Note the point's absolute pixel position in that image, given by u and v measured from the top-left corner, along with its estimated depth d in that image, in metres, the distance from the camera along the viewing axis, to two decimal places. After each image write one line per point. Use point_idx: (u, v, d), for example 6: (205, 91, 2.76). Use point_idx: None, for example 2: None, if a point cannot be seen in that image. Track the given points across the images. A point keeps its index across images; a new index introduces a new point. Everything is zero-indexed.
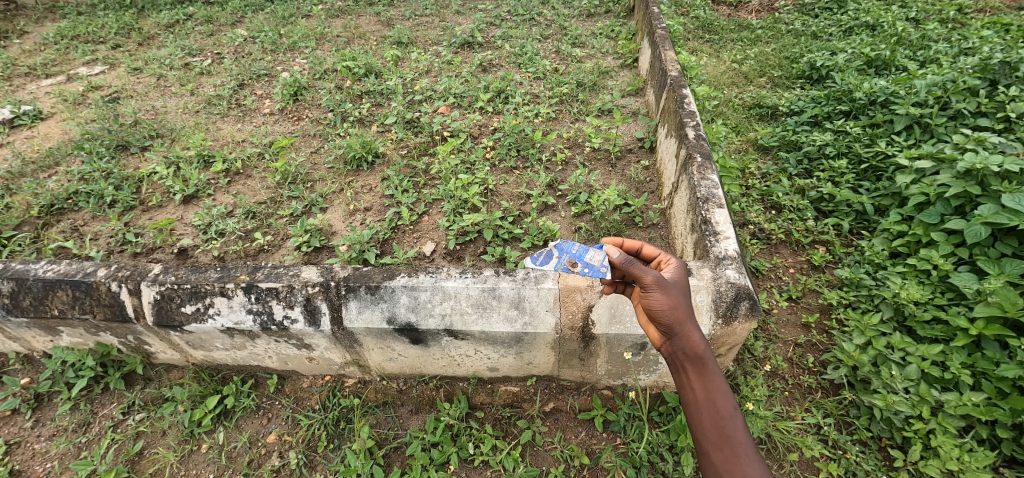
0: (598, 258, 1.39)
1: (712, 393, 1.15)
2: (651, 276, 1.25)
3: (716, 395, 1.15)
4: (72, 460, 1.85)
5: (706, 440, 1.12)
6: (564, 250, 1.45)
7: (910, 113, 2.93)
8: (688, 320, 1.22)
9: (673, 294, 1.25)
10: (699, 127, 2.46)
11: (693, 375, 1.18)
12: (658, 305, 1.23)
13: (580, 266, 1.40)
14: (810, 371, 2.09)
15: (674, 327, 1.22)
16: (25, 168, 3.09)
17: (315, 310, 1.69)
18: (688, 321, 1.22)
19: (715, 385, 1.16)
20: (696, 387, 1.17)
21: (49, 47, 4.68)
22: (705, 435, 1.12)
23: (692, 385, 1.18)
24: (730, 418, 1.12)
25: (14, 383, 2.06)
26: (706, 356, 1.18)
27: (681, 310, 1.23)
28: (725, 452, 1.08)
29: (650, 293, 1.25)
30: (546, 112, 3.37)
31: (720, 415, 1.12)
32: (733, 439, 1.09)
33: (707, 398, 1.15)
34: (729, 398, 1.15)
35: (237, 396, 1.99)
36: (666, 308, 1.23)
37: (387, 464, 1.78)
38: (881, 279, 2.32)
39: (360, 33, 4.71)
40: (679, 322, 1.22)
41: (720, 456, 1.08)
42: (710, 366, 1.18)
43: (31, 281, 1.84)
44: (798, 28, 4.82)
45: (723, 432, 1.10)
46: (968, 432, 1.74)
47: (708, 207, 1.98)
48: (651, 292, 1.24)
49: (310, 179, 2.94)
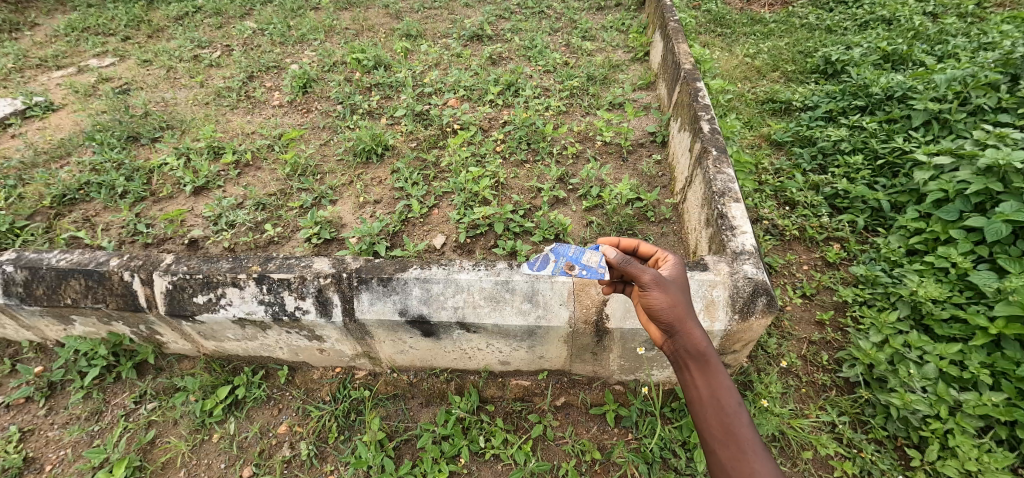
0: (596, 259, 1.34)
1: (715, 389, 1.11)
2: (648, 275, 1.21)
3: (721, 392, 1.10)
4: (85, 448, 1.86)
5: (711, 438, 1.08)
6: (561, 254, 1.45)
7: (929, 108, 2.87)
8: (688, 317, 1.18)
9: (672, 291, 1.22)
10: (713, 121, 2.43)
11: (696, 373, 1.14)
12: (657, 303, 1.20)
13: (577, 268, 1.37)
14: (824, 369, 2.07)
15: (674, 325, 1.18)
16: (37, 158, 3.10)
17: (327, 301, 1.68)
18: (689, 318, 1.18)
19: (719, 381, 1.12)
20: (699, 384, 1.13)
21: (60, 39, 4.70)
22: (710, 433, 1.08)
23: (696, 383, 1.14)
24: (735, 414, 1.08)
25: (29, 371, 2.08)
26: (708, 352, 1.14)
27: (680, 308, 1.20)
28: (731, 449, 1.04)
29: (648, 291, 1.21)
30: (557, 105, 3.34)
31: (725, 413, 1.08)
32: (739, 435, 1.04)
33: (711, 395, 1.11)
34: (734, 394, 1.10)
35: (248, 386, 2.00)
36: (665, 306, 1.19)
37: (397, 456, 1.78)
38: (898, 276, 2.28)
39: (369, 25, 4.68)
40: (679, 319, 1.18)
41: (726, 453, 1.04)
42: (713, 362, 1.14)
43: (45, 270, 1.85)
44: (812, 22, 4.75)
45: (729, 428, 1.06)
46: (987, 433, 1.71)
47: (723, 202, 1.95)
48: (649, 290, 1.21)
49: (320, 172, 2.93)
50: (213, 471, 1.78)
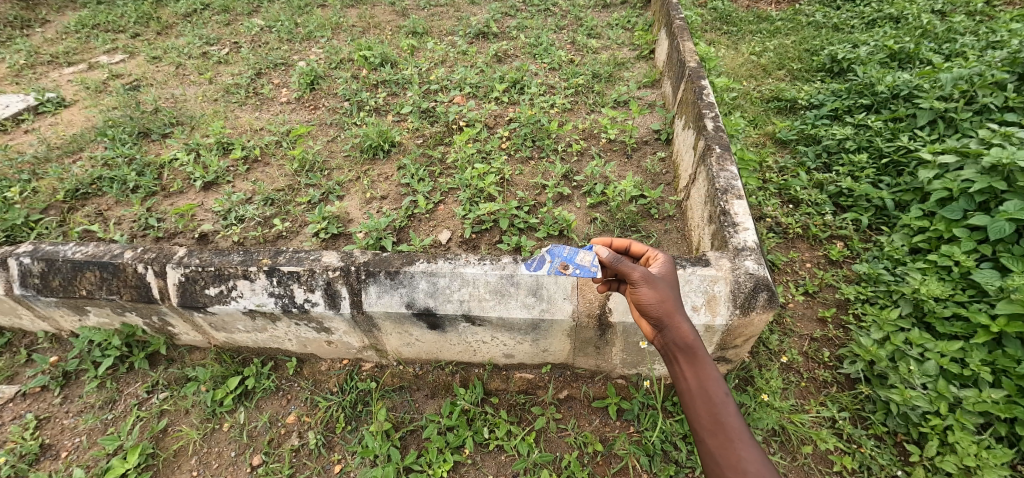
0: (589, 258, 1.38)
1: (704, 381, 1.13)
2: (638, 272, 1.25)
3: (709, 383, 1.13)
4: (100, 436, 1.91)
5: (701, 428, 1.09)
6: (556, 254, 1.46)
7: (935, 107, 2.87)
8: (677, 312, 1.22)
9: (662, 288, 1.26)
10: (717, 119, 2.44)
11: (685, 365, 1.17)
12: (646, 299, 1.24)
13: (572, 268, 1.40)
14: (825, 366, 2.09)
15: (663, 319, 1.22)
16: (50, 153, 3.16)
17: (336, 294, 1.72)
18: (678, 313, 1.22)
19: (708, 372, 1.14)
20: (689, 376, 1.15)
21: (71, 36, 4.76)
22: (700, 424, 1.10)
23: (686, 375, 1.16)
24: (723, 403, 1.10)
25: (44, 360, 2.13)
26: (697, 344, 1.17)
27: (670, 303, 1.23)
28: (720, 438, 1.06)
29: (638, 288, 1.26)
30: (562, 103, 3.36)
31: (714, 403, 1.10)
32: (727, 424, 1.07)
33: (700, 386, 1.13)
34: (722, 386, 1.12)
35: (257, 377, 2.04)
36: (655, 302, 1.23)
37: (403, 446, 1.82)
38: (901, 275, 2.29)
39: (375, 22, 4.71)
40: (667, 314, 1.22)
41: (715, 443, 1.06)
42: (701, 355, 1.17)
43: (61, 262, 1.90)
44: (818, 20, 4.73)
45: (717, 417, 1.08)
46: (987, 429, 1.72)
47: (726, 199, 1.97)
48: (639, 287, 1.25)
49: (327, 168, 2.97)
50: (224, 460, 1.83)
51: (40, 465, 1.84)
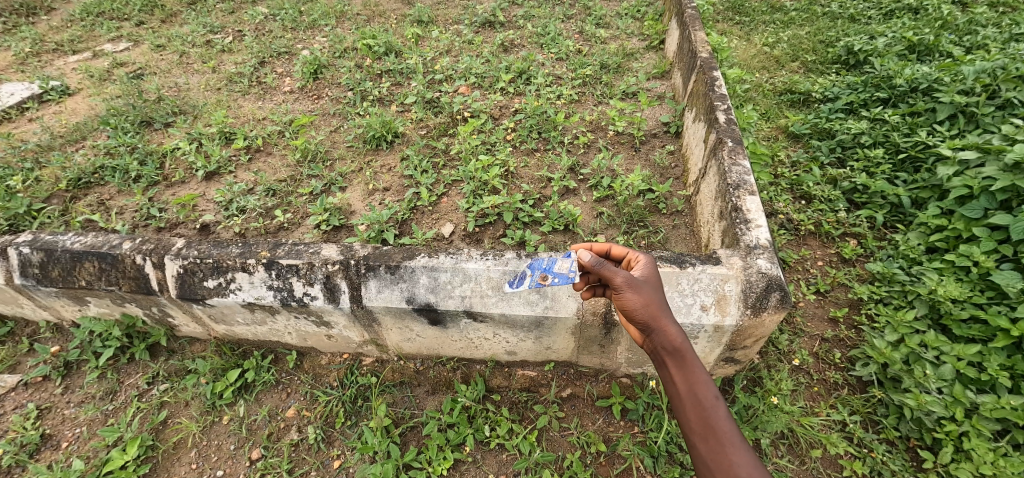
0: (566, 266, 1.35)
1: (694, 385, 1.08)
2: (620, 277, 1.20)
3: (698, 386, 1.08)
4: (100, 427, 1.90)
5: (691, 433, 1.05)
6: (535, 268, 1.44)
7: (955, 101, 2.77)
8: (662, 316, 1.17)
9: (646, 291, 1.20)
10: (730, 112, 2.36)
11: (673, 370, 1.12)
12: (631, 304, 1.19)
13: (550, 277, 1.36)
14: (836, 367, 2.04)
15: (649, 324, 1.17)
16: (53, 142, 3.15)
17: (335, 288, 1.68)
18: (663, 317, 1.17)
19: (697, 376, 1.09)
20: (678, 380, 1.10)
21: (75, 24, 4.73)
22: (690, 427, 1.06)
23: (674, 379, 1.11)
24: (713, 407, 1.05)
25: (45, 350, 2.12)
26: (685, 347, 1.12)
27: (654, 307, 1.18)
28: (711, 443, 1.01)
29: (622, 293, 1.21)
30: (569, 94, 3.28)
31: (703, 406, 1.05)
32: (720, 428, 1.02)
33: (689, 391, 1.08)
34: (711, 389, 1.07)
35: (257, 370, 2.02)
36: (639, 307, 1.18)
37: (403, 442, 1.80)
38: (916, 275, 2.22)
39: (380, 11, 4.64)
40: (653, 319, 1.17)
41: (707, 447, 1.01)
42: (689, 358, 1.12)
43: (60, 252, 1.87)
44: (834, 10, 4.59)
45: (708, 422, 1.03)
46: (1004, 436, 1.67)
47: (739, 194, 1.91)
48: (622, 292, 1.20)
49: (329, 158, 2.93)
50: (224, 453, 1.81)
51: (41, 456, 1.83)
